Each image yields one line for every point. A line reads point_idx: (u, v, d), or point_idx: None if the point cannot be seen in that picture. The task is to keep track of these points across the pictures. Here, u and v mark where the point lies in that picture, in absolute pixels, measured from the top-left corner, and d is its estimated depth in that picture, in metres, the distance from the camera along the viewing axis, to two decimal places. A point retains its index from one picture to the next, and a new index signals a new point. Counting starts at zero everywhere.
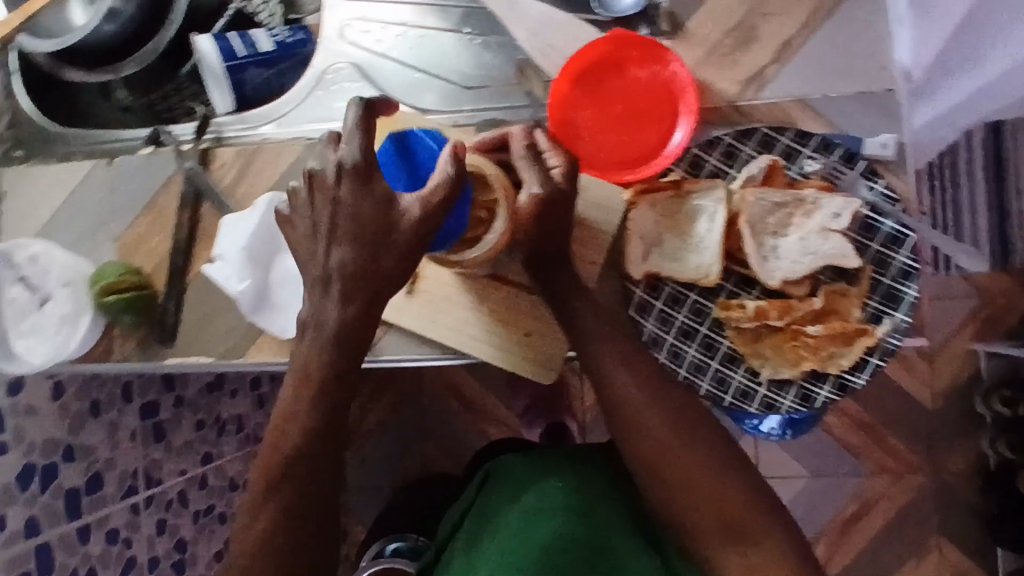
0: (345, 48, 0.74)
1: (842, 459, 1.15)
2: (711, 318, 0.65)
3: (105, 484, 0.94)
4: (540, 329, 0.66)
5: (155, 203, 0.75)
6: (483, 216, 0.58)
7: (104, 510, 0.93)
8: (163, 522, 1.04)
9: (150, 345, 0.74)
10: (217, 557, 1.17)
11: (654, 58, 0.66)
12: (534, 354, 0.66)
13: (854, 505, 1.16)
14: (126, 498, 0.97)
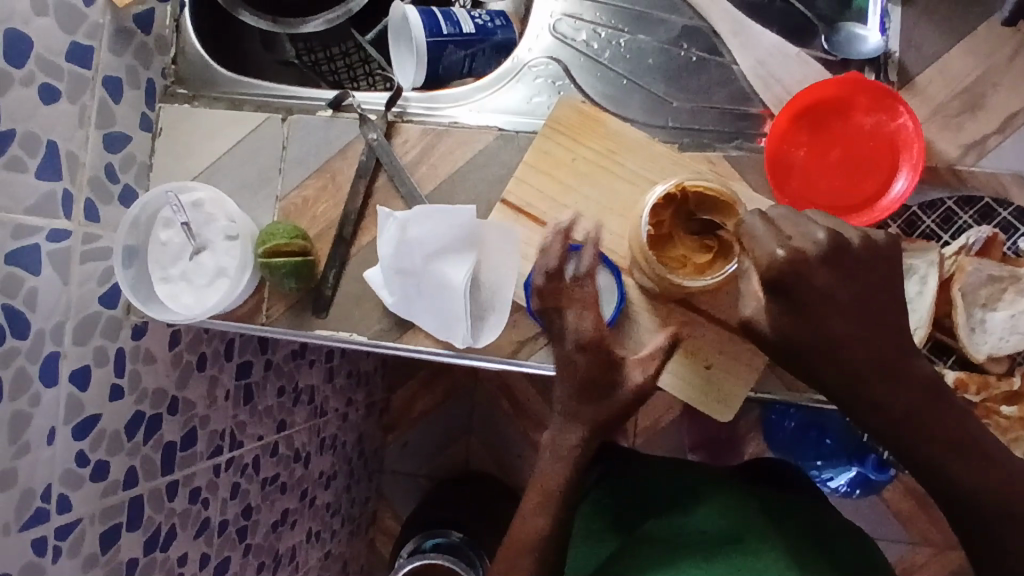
0: (553, 43, 0.73)
1: (890, 526, 1.21)
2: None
3: (198, 441, 0.90)
4: (723, 362, 0.64)
5: (328, 168, 0.73)
6: (710, 242, 0.57)
7: (192, 467, 0.90)
8: (236, 486, 1.01)
9: (303, 312, 0.72)
10: (274, 528, 1.14)
11: (883, 107, 0.65)
12: (710, 387, 0.65)
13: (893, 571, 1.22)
14: (211, 457, 0.94)
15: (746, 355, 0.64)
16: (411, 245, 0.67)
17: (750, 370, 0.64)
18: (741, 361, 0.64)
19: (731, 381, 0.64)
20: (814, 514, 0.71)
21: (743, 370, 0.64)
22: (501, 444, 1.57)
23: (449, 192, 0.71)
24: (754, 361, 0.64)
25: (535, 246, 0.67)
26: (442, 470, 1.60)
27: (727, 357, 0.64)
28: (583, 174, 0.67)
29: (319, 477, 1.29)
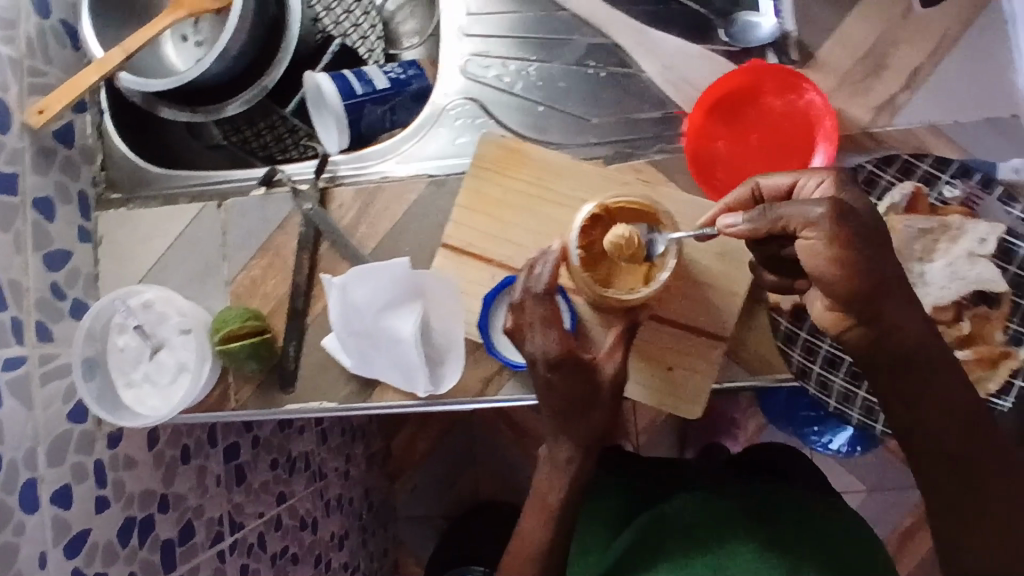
0: (465, 83, 0.74)
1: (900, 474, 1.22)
2: (823, 356, 0.64)
3: (196, 533, 0.92)
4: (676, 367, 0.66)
5: (270, 245, 0.74)
6: (645, 255, 0.59)
7: (195, 560, 0.91)
8: (245, 568, 1.01)
9: (271, 390, 0.73)
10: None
11: (790, 87, 0.66)
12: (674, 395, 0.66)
13: (910, 517, 1.23)
14: (214, 545, 0.95)
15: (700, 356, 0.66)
16: (357, 308, 0.68)
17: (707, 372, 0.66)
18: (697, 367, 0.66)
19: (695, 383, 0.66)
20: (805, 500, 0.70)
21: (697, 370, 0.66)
22: (507, 469, 1.58)
23: (392, 246, 0.72)
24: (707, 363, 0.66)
25: (483, 282, 0.68)
26: (455, 506, 1.60)
27: (681, 359, 0.66)
28: (516, 206, 0.68)
29: (331, 538, 1.28)
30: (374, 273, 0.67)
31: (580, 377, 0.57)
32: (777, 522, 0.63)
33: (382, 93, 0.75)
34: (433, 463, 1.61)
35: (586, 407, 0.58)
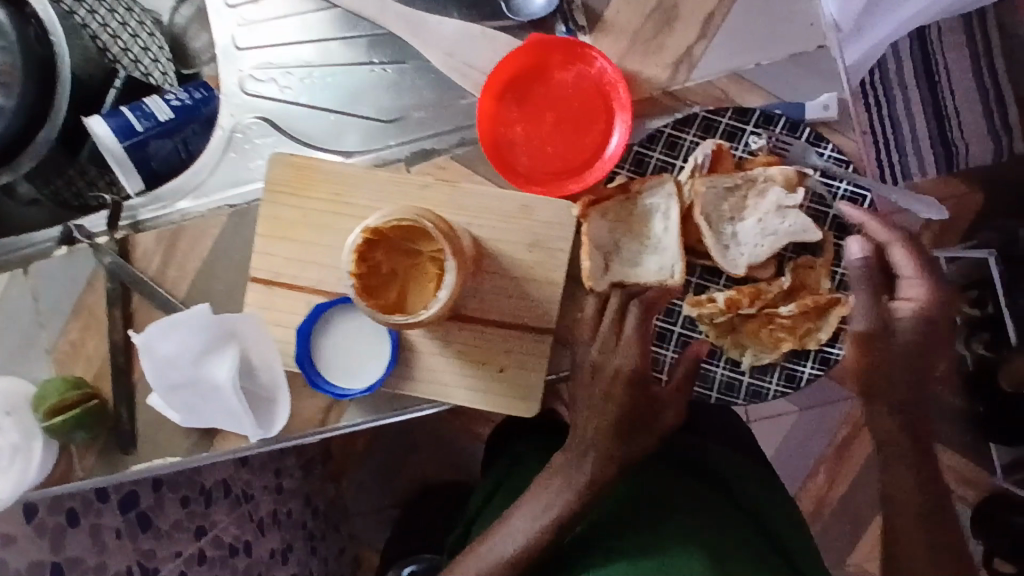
0: (249, 101, 0.69)
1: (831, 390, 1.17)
2: (684, 315, 0.63)
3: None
4: (587, 380, 0.59)
5: (84, 305, 0.70)
6: (435, 267, 0.55)
7: None
8: None
9: (113, 454, 0.70)
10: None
11: (577, 58, 0.63)
12: (583, 420, 0.59)
13: (847, 427, 1.18)
14: None
15: (617, 372, 0.58)
16: (165, 367, 0.63)
17: (635, 394, 0.58)
18: (629, 392, 0.58)
19: (659, 414, 0.59)
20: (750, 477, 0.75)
21: (611, 382, 0.58)
22: (448, 451, 1.47)
23: (203, 286, 0.68)
24: (633, 378, 0.58)
25: (297, 312, 0.65)
26: (402, 496, 1.50)
27: (593, 371, 0.59)
28: (317, 226, 0.64)
29: (273, 556, 1.20)
30: (181, 323, 0.62)
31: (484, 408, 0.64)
32: (692, 484, 0.70)
33: (165, 125, 0.70)
34: (370, 461, 1.50)
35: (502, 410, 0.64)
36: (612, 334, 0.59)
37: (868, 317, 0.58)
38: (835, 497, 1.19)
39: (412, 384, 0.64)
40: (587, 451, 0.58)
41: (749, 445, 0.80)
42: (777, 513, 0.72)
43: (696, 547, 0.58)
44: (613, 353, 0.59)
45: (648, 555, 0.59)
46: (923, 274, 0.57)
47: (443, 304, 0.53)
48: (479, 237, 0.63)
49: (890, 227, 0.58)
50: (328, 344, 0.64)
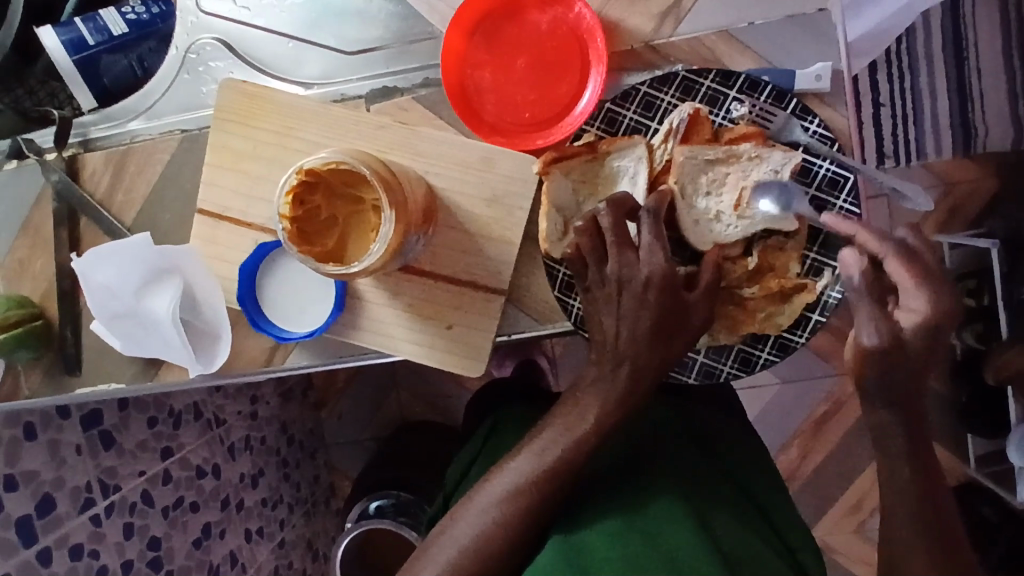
0: (206, 20, 0.67)
1: (815, 365, 1.15)
2: None
3: (58, 504, 0.87)
4: (605, 289, 0.52)
5: (30, 224, 0.68)
6: (375, 217, 0.53)
7: (61, 529, 0.87)
8: (130, 526, 0.97)
9: (58, 376, 0.69)
10: (198, 545, 1.08)
11: (554, 0, 0.59)
12: (614, 332, 0.52)
13: (826, 406, 1.17)
14: (84, 511, 0.90)
15: (642, 284, 0.51)
16: (105, 291, 0.62)
17: (668, 307, 0.51)
18: (661, 302, 0.50)
19: (687, 336, 0.53)
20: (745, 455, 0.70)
21: (640, 295, 0.51)
22: (432, 389, 1.43)
23: (154, 212, 0.66)
24: (662, 293, 0.50)
25: (243, 249, 0.63)
26: (386, 429, 1.46)
27: (616, 283, 0.51)
28: (267, 161, 0.61)
29: (242, 479, 1.21)
30: (117, 252, 0.62)
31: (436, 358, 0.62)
32: (686, 448, 0.66)
33: (119, 40, 0.70)
34: (356, 391, 1.47)
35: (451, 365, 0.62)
36: (626, 244, 0.52)
37: (881, 331, 0.48)
38: (807, 471, 1.19)
39: (357, 333, 0.62)
40: (622, 360, 0.52)
41: (740, 425, 0.76)
42: (760, 474, 0.69)
43: (682, 504, 0.56)
44: (636, 263, 0.51)
45: (638, 522, 0.54)
46: (923, 281, 0.49)
47: (380, 256, 0.51)
48: (435, 185, 0.60)
49: (882, 237, 0.50)
50: (272, 286, 0.62)
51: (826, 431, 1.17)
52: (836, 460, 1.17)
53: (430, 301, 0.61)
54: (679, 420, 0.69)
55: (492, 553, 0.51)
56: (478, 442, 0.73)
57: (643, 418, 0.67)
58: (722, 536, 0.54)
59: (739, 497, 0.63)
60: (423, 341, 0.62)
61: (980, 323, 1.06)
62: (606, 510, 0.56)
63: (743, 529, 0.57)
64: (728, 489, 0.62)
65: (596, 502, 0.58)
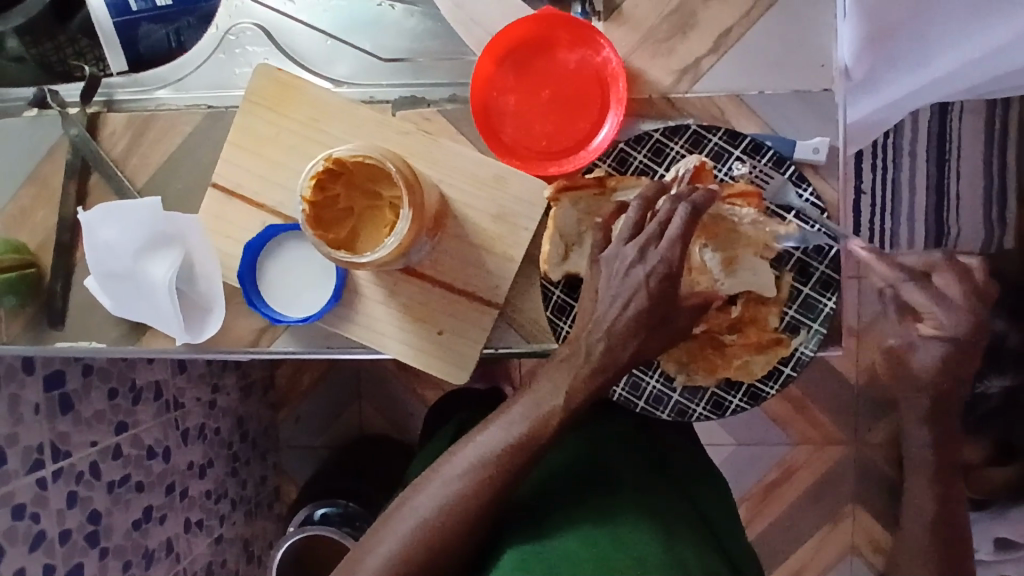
0: (254, 8, 0.71)
1: (771, 431, 1.19)
2: None
3: (9, 460, 0.85)
4: (612, 270, 0.53)
5: (39, 172, 0.69)
6: (391, 216, 0.55)
7: (7, 486, 0.85)
8: (74, 495, 0.94)
9: (39, 326, 0.69)
10: (137, 527, 1.05)
11: (584, 42, 0.63)
12: (607, 317, 0.53)
13: (777, 472, 1.20)
14: (32, 472, 0.88)
15: (647, 273, 0.51)
16: (104, 252, 0.64)
17: (661, 299, 0.52)
18: (659, 290, 0.51)
19: (663, 337, 0.54)
20: (700, 477, 0.73)
21: (628, 269, 0.52)
22: (394, 405, 1.43)
23: (165, 180, 0.67)
24: (660, 285, 0.51)
25: (250, 228, 0.64)
26: (341, 441, 1.45)
27: (628, 262, 0.52)
28: (287, 148, 0.63)
29: (189, 468, 1.18)
30: (127, 214, 0.64)
31: (424, 362, 0.63)
32: (652, 463, 0.68)
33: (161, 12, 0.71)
34: (319, 396, 1.46)
35: (437, 372, 0.64)
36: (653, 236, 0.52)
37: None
38: (753, 535, 1.21)
39: (350, 326, 0.64)
40: None
41: (700, 453, 0.79)
42: (722, 518, 0.70)
43: (648, 517, 0.58)
44: (654, 251, 0.52)
45: (604, 529, 0.56)
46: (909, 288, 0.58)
47: (388, 250, 0.52)
48: (447, 195, 0.63)
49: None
50: (273, 268, 0.63)
51: (775, 499, 1.20)
52: (780, 528, 1.20)
53: (423, 305, 0.63)
54: (647, 438, 0.71)
55: (456, 527, 0.53)
56: (444, 441, 0.76)
57: (614, 428, 0.69)
58: (692, 562, 0.55)
59: (700, 521, 0.64)
60: (415, 345, 0.63)
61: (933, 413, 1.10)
62: (575, 518, 0.58)
63: (704, 552, 0.58)
64: (697, 521, 0.64)
65: (564, 510, 0.59)
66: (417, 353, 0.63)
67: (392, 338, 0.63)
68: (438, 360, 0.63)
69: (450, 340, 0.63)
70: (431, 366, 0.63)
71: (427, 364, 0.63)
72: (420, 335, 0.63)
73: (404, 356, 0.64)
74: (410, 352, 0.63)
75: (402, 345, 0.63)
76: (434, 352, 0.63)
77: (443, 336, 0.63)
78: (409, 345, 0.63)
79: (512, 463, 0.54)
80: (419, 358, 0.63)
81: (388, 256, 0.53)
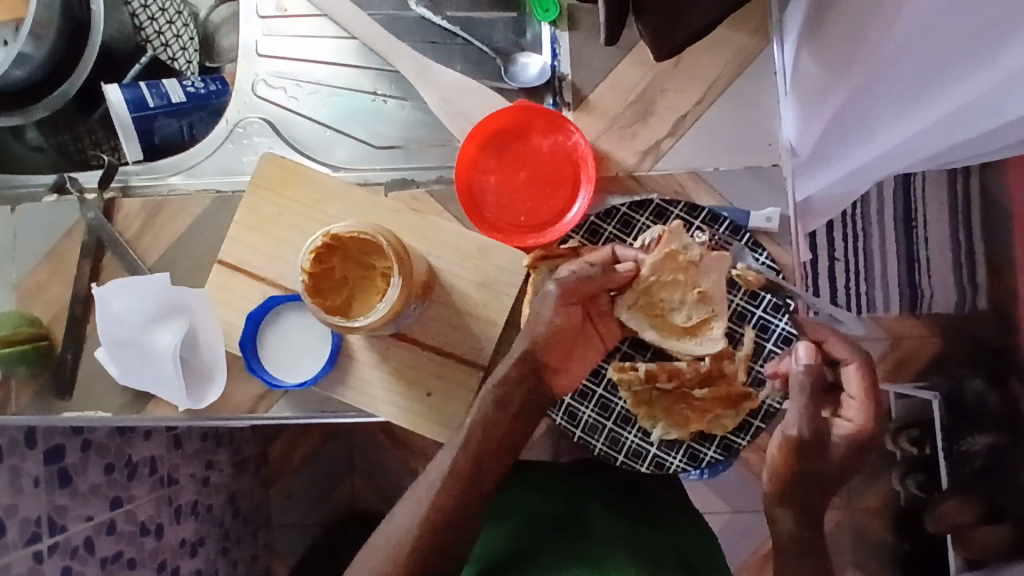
0: (259, 103, 0.77)
1: (760, 495, 1.20)
2: (608, 379, 0.67)
3: (8, 532, 0.87)
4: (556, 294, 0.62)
5: (56, 252, 0.75)
6: (382, 283, 0.60)
7: (4, 558, 0.85)
8: (68, 570, 0.95)
9: (47, 396, 0.73)
10: None
11: (556, 128, 0.70)
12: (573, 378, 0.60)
13: (771, 539, 1.21)
14: (29, 545, 0.89)
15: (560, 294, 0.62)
16: (108, 323, 0.68)
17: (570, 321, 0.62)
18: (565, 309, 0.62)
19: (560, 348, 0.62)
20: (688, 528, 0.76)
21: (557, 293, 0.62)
22: (391, 480, 1.43)
23: (175, 257, 0.73)
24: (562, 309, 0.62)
25: (252, 299, 0.69)
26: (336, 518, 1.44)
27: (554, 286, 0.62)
28: (290, 228, 0.69)
29: (181, 545, 1.18)
30: (135, 287, 0.68)
31: (416, 422, 0.67)
32: (633, 518, 0.72)
33: (177, 107, 0.79)
34: (312, 471, 1.46)
35: (428, 431, 0.67)
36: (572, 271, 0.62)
37: (804, 425, 0.55)
38: None
39: (343, 389, 0.68)
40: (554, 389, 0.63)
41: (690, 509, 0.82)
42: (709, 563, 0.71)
43: (627, 564, 0.62)
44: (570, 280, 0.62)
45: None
46: (867, 400, 0.57)
47: (380, 314, 0.58)
48: (435, 266, 0.68)
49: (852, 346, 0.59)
50: (273, 336, 0.68)
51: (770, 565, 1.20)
52: None
53: (414, 369, 0.68)
54: (630, 500, 0.76)
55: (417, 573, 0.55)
56: None
57: (596, 497, 0.75)
58: None
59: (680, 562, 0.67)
60: (405, 406, 0.67)
61: (919, 473, 1.12)
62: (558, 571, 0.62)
63: None
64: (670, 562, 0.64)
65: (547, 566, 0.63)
66: (410, 413, 0.67)
67: (386, 399, 0.68)
68: (428, 418, 0.67)
69: (439, 401, 0.67)
70: (424, 426, 0.67)
71: (421, 424, 0.67)
72: (408, 397, 0.67)
73: (397, 418, 0.67)
74: (404, 414, 0.67)
75: (395, 407, 0.67)
76: (424, 412, 0.67)
77: (435, 397, 0.67)
78: (400, 407, 0.67)
79: (455, 503, 0.57)
80: (411, 420, 0.67)
81: (381, 321, 0.58)
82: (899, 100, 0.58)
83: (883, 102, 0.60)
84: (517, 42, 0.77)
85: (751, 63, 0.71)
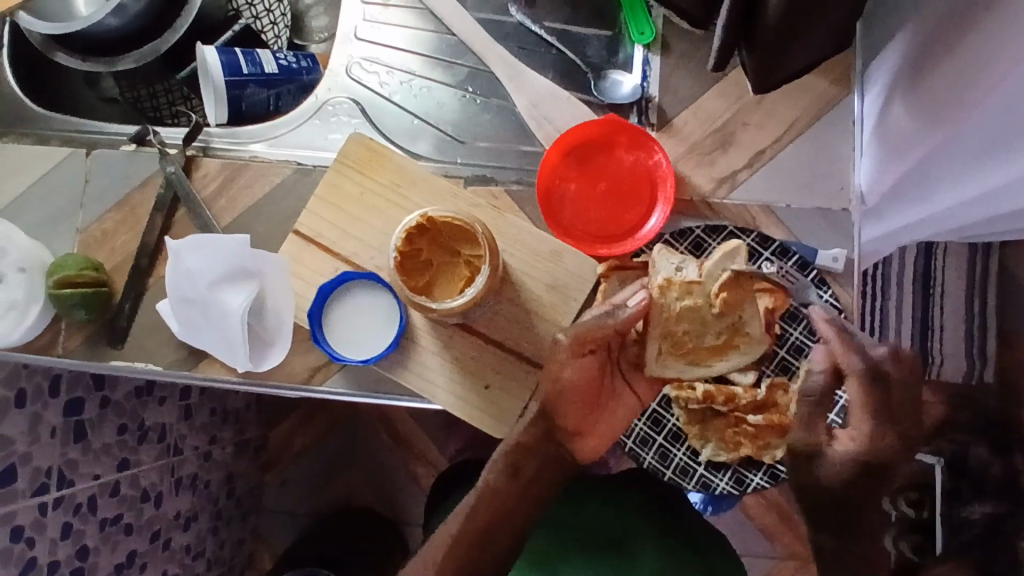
0: (349, 86, 0.80)
1: (760, 540, 1.20)
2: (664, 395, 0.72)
3: (18, 479, 0.84)
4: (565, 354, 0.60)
5: (127, 201, 0.75)
6: (467, 272, 0.61)
7: (11, 506, 0.83)
8: (69, 526, 0.92)
9: (99, 343, 0.73)
10: (118, 571, 1.02)
11: (640, 145, 0.72)
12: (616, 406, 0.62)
13: None
14: (35, 496, 0.87)
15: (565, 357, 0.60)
16: (181, 280, 0.69)
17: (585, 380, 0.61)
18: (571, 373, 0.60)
19: (578, 410, 0.62)
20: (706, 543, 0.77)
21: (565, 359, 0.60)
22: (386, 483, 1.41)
23: (248, 222, 0.74)
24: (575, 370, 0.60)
25: (323, 273, 0.70)
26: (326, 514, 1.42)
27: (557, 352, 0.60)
28: (369, 208, 0.70)
29: (176, 518, 1.16)
30: (213, 246, 0.69)
31: (472, 414, 0.68)
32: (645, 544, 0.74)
33: (268, 77, 0.81)
34: (311, 460, 1.42)
35: (482, 423, 0.68)
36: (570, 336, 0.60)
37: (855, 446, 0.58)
38: None
39: (403, 372, 0.69)
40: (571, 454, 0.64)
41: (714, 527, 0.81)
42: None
43: None
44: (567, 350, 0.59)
45: None
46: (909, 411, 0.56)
47: (463, 299, 0.59)
48: (508, 263, 0.70)
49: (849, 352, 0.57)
50: (340, 311, 0.68)
51: None
52: None
53: (475, 362, 0.69)
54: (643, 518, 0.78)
55: None
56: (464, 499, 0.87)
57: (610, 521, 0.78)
58: None
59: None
60: (462, 395, 0.68)
61: None
62: None
63: None
64: None
65: None
66: (467, 404, 0.68)
67: (445, 387, 0.69)
68: (484, 412, 0.68)
69: (497, 397, 0.68)
70: (479, 418, 0.68)
71: (475, 417, 0.68)
72: (466, 387, 0.68)
73: (453, 407, 0.68)
74: (461, 405, 0.68)
75: (452, 396, 0.68)
76: (481, 405, 0.68)
77: (495, 392, 0.68)
78: (456, 395, 0.68)
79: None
80: (466, 410, 0.68)
81: (462, 307, 0.59)
82: (967, 162, 0.63)
83: (949, 163, 0.65)
84: (609, 59, 0.79)
85: (831, 110, 0.73)
